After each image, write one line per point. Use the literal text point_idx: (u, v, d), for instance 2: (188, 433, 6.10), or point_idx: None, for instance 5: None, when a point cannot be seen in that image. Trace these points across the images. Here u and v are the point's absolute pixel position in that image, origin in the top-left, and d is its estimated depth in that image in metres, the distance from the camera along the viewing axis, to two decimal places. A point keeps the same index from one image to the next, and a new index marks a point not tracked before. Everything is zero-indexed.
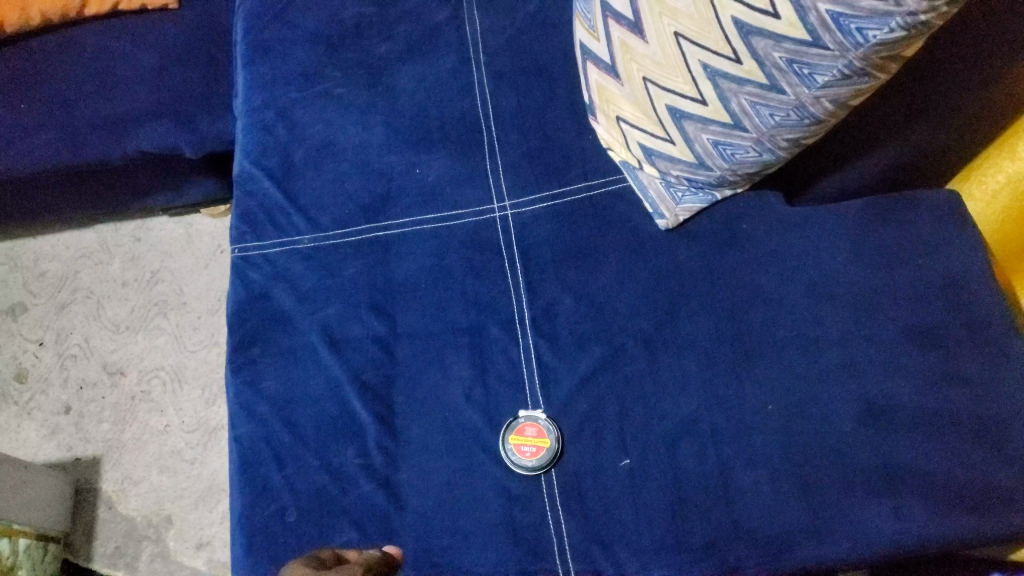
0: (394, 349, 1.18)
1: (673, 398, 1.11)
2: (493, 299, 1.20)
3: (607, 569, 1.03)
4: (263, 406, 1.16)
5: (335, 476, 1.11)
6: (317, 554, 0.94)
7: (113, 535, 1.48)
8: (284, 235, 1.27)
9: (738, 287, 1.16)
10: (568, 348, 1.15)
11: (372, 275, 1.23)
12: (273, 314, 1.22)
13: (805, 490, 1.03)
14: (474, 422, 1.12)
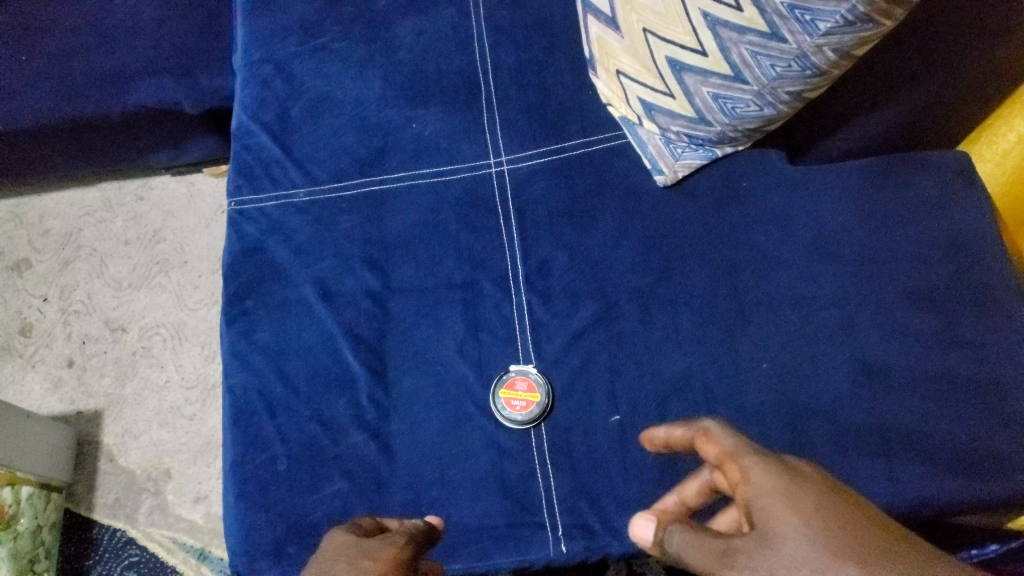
0: (386, 302, 1.18)
1: (665, 355, 1.10)
2: (487, 254, 1.19)
3: (594, 522, 1.03)
4: (256, 356, 1.17)
5: (326, 428, 1.11)
6: (359, 521, 0.96)
7: (114, 486, 1.50)
8: (281, 189, 1.27)
9: (735, 246, 1.14)
10: (561, 304, 1.15)
11: (367, 229, 1.22)
12: (268, 266, 1.22)
13: (795, 449, 1.03)
14: (465, 376, 1.12)
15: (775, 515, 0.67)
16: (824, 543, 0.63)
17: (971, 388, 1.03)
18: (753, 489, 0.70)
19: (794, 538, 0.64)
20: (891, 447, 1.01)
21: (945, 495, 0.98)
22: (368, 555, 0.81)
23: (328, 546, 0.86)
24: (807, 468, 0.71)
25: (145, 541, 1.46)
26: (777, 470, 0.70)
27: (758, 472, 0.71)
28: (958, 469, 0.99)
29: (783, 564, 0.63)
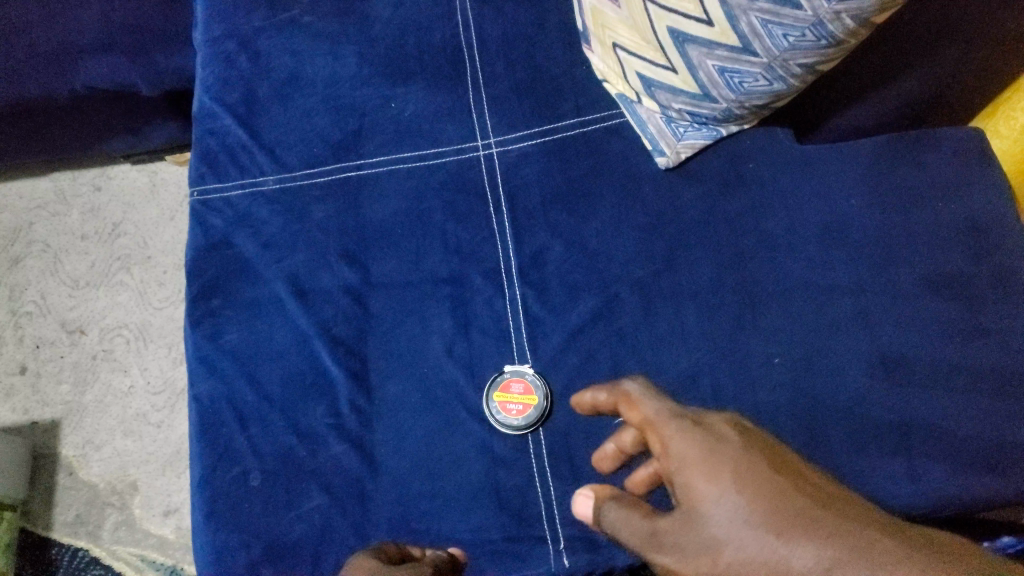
0: (367, 300, 1.08)
1: (671, 350, 1.02)
2: (476, 245, 1.10)
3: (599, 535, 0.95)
4: (225, 361, 1.07)
5: (304, 438, 1.02)
6: (382, 547, 0.89)
7: (75, 502, 1.40)
8: (249, 176, 1.17)
9: (742, 231, 1.06)
10: (558, 297, 1.06)
11: (344, 220, 1.12)
12: (237, 262, 1.12)
13: (813, 449, 0.95)
14: (456, 378, 1.03)
15: (698, 485, 0.73)
16: (744, 507, 0.70)
17: (998, 379, 0.96)
18: (677, 461, 0.77)
19: (720, 506, 0.71)
20: (913, 444, 0.94)
21: (972, 494, 0.91)
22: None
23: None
24: (722, 430, 0.77)
25: (110, 561, 1.35)
26: (695, 439, 0.77)
27: (678, 443, 0.78)
28: (985, 466, 0.92)
29: (709, 534, 0.70)
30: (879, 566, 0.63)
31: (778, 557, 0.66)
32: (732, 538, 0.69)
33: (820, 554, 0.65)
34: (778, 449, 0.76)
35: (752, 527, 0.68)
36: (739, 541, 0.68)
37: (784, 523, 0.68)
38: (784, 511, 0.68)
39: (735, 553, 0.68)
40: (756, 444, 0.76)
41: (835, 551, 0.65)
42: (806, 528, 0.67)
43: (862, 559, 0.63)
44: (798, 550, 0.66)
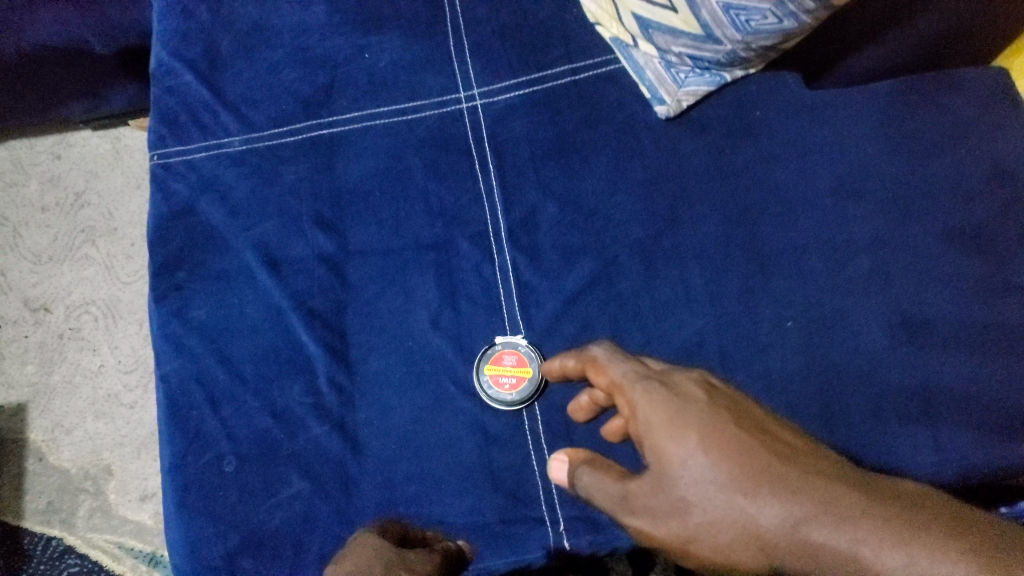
0: (344, 269, 1.00)
1: (675, 316, 0.94)
2: (462, 207, 1.01)
3: (601, 516, 0.89)
4: (192, 338, 0.99)
5: (280, 419, 0.94)
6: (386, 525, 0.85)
7: (46, 488, 1.32)
8: (214, 138, 1.08)
9: (749, 186, 0.98)
10: (551, 262, 0.98)
11: (317, 183, 1.03)
12: (203, 231, 1.04)
13: (831, 418, 0.88)
14: (443, 351, 0.96)
15: (662, 447, 0.66)
16: (714, 469, 0.63)
17: None
18: (641, 422, 0.69)
19: (687, 468, 0.64)
20: (937, 410, 0.87)
21: (1001, 463, 0.84)
22: (398, 558, 0.70)
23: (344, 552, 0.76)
24: (689, 389, 0.69)
25: (85, 549, 1.29)
26: (660, 399, 0.69)
27: (642, 403, 0.70)
28: (1015, 433, 0.85)
29: (678, 496, 0.64)
30: (846, 523, 0.60)
31: (747, 518, 0.62)
32: (702, 504, 0.63)
33: (787, 512, 0.61)
34: (744, 404, 0.69)
35: (722, 488, 0.63)
36: (708, 504, 0.63)
37: (755, 483, 0.62)
38: (754, 468, 0.63)
39: (704, 516, 0.63)
40: (722, 403, 0.69)
41: (804, 509, 0.61)
42: (776, 487, 0.62)
43: (830, 515, 0.61)
44: (767, 509, 0.62)
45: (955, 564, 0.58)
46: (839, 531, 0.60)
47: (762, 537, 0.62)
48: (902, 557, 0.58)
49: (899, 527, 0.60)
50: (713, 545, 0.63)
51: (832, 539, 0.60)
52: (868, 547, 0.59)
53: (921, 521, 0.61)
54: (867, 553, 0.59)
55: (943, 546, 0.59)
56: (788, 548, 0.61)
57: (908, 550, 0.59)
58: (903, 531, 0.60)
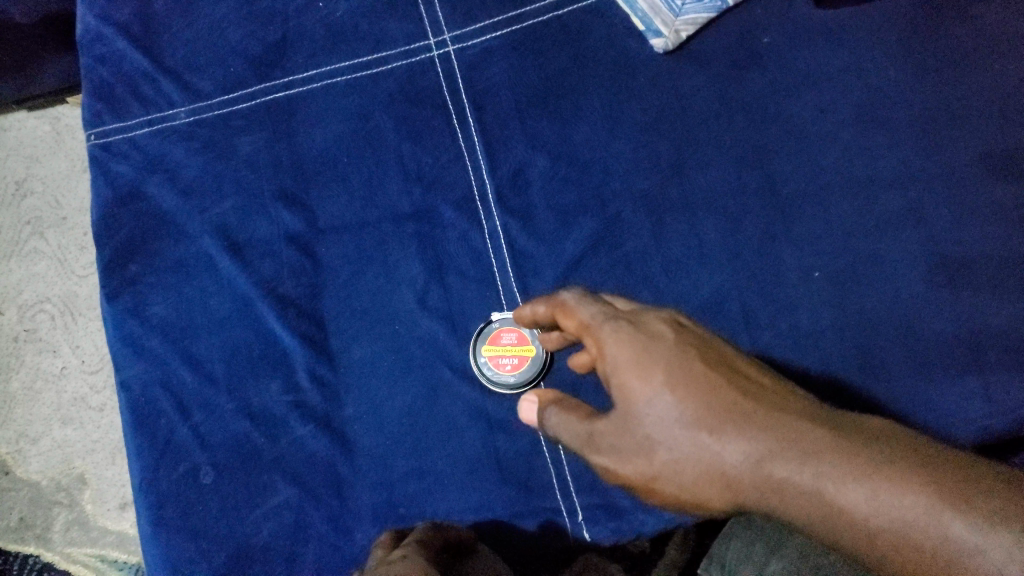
0: (316, 248, 0.89)
1: (689, 275, 0.85)
2: (442, 169, 0.90)
3: (622, 499, 0.81)
4: (152, 338, 0.88)
5: (259, 422, 0.85)
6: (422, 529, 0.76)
7: (17, 504, 1.23)
8: (156, 111, 0.95)
9: (761, 122, 0.88)
10: (547, 223, 0.88)
11: (277, 153, 0.92)
12: (153, 217, 0.92)
13: (869, 376, 0.80)
14: (434, 332, 0.86)
15: (627, 384, 0.60)
16: (680, 406, 0.58)
17: None
18: (607, 359, 0.62)
19: (652, 407, 0.59)
20: (984, 358, 0.79)
21: None
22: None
23: (378, 572, 0.65)
24: (657, 326, 0.62)
25: (66, 565, 1.20)
26: (626, 334, 0.61)
27: (607, 340, 0.62)
28: None
29: (642, 435, 0.59)
30: (812, 458, 0.55)
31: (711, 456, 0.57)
32: (666, 442, 0.58)
33: (751, 449, 0.56)
34: (714, 339, 0.62)
35: (687, 426, 0.58)
36: (672, 443, 0.58)
37: (721, 419, 0.58)
38: (722, 403, 0.58)
39: (670, 454, 0.58)
40: (692, 339, 0.62)
41: (770, 444, 0.56)
42: (741, 423, 0.57)
43: (796, 450, 0.55)
44: (733, 445, 0.57)
45: (919, 498, 0.52)
46: (806, 466, 0.55)
47: (726, 472, 0.57)
48: (864, 492, 0.53)
49: (864, 459, 0.54)
50: (678, 483, 0.59)
51: (796, 474, 0.55)
52: (831, 482, 0.54)
53: (890, 452, 0.55)
54: (829, 488, 0.54)
55: (908, 479, 0.53)
56: (751, 484, 0.57)
57: (872, 484, 0.53)
58: (870, 463, 0.54)
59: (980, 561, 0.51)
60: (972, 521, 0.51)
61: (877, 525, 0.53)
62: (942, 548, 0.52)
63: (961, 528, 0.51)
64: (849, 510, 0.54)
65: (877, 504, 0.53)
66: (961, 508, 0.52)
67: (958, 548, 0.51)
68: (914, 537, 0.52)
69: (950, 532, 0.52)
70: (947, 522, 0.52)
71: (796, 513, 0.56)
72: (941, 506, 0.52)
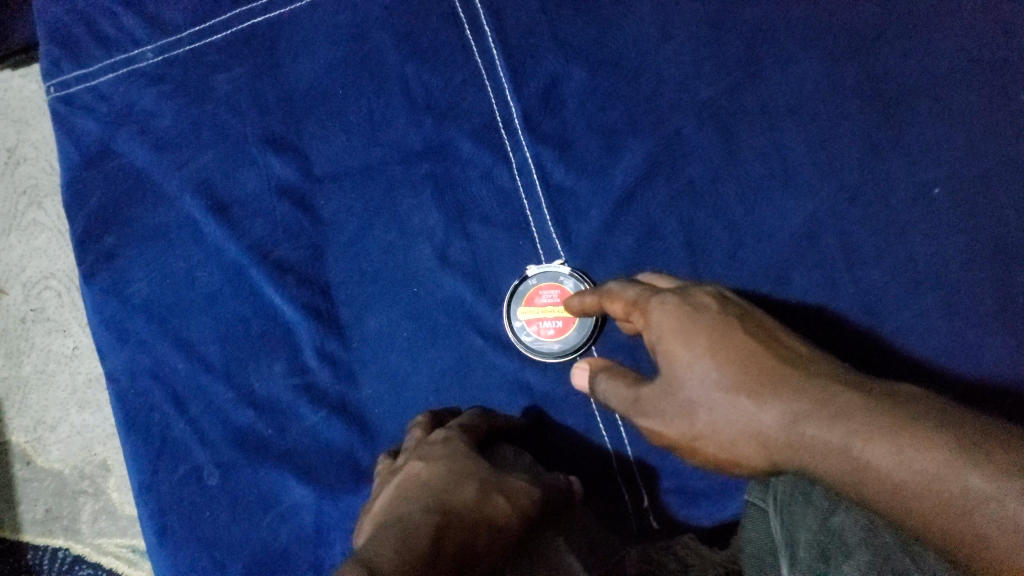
0: (315, 202, 0.75)
1: (772, 205, 0.69)
2: (457, 94, 0.74)
3: (696, 478, 0.69)
4: (137, 321, 0.75)
5: (265, 411, 0.72)
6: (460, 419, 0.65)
7: (41, 495, 1.15)
8: (120, 51, 0.79)
9: (852, 6, 0.71)
10: (588, 151, 0.72)
11: (261, 90, 0.77)
12: (125, 177, 0.77)
13: (1016, 315, 0.65)
14: (461, 294, 0.72)
15: (667, 349, 0.53)
16: (719, 367, 0.51)
17: None
18: (650, 327, 0.55)
19: (694, 372, 0.52)
20: None
21: None
22: (493, 484, 0.55)
23: (417, 457, 0.59)
24: (701, 296, 0.56)
25: (97, 557, 1.12)
26: (672, 302, 0.55)
27: (653, 309, 0.55)
28: None
29: (683, 399, 0.53)
30: (842, 416, 0.48)
31: (745, 418, 0.51)
32: (701, 406, 0.52)
33: (784, 410, 0.49)
34: (758, 312, 0.56)
35: (726, 390, 0.51)
36: (705, 404, 0.52)
37: (760, 380, 0.51)
38: (758, 365, 0.51)
39: (707, 418, 0.52)
40: (738, 311, 0.55)
41: (802, 404, 0.49)
42: (777, 384, 0.50)
43: (829, 408, 0.48)
44: (768, 407, 0.50)
45: (940, 450, 0.45)
46: (835, 424, 0.48)
47: (761, 435, 0.50)
48: (886, 446, 0.46)
49: (891, 416, 0.47)
50: (719, 446, 0.52)
51: (824, 433, 0.48)
52: (857, 439, 0.47)
53: (920, 412, 0.47)
54: (857, 445, 0.47)
55: (933, 434, 0.46)
56: (786, 446, 0.50)
57: (901, 440, 0.46)
58: (899, 420, 0.47)
59: (1000, 515, 0.43)
60: (995, 473, 0.44)
61: (899, 483, 0.45)
62: (960, 503, 0.44)
63: (983, 482, 0.44)
64: (877, 468, 0.46)
65: (900, 459, 0.45)
66: (983, 461, 0.44)
67: (975, 501, 0.44)
68: (942, 495, 0.44)
69: (968, 486, 0.44)
70: (967, 475, 0.44)
71: (827, 475, 0.48)
72: (962, 458, 0.44)
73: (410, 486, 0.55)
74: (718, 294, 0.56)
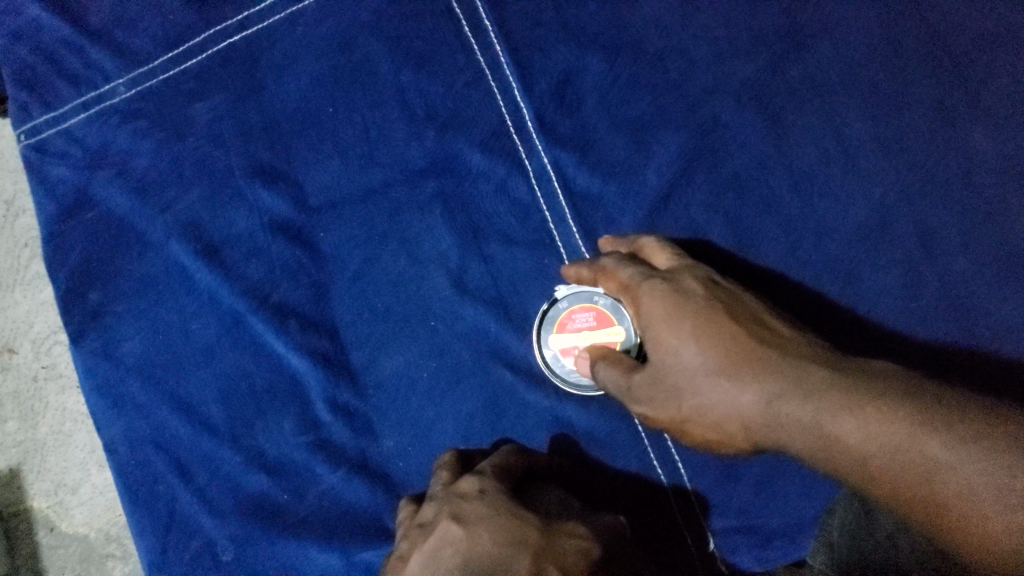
0: (313, 235, 0.67)
1: (835, 191, 0.60)
2: (460, 99, 0.66)
3: (765, 512, 0.62)
4: (132, 384, 0.68)
5: (278, 473, 0.65)
6: (500, 453, 0.58)
7: (68, 562, 1.00)
8: (89, 88, 0.71)
9: None
10: (613, 150, 0.63)
11: (245, 116, 0.69)
12: (106, 226, 0.70)
13: None
14: (483, 324, 0.63)
15: (655, 334, 0.51)
16: (704, 351, 0.49)
17: None
18: (640, 314, 0.52)
19: (679, 356, 0.50)
20: None
21: None
22: (549, 554, 0.47)
23: (454, 517, 0.50)
24: (689, 279, 0.53)
25: None
26: (660, 288, 0.52)
27: (643, 298, 0.52)
28: None
29: (670, 384, 0.50)
30: (818, 393, 0.45)
31: (728, 400, 0.48)
32: (691, 391, 0.49)
33: (766, 391, 0.47)
34: (747, 297, 0.53)
35: (711, 374, 0.48)
36: (693, 387, 0.49)
37: (742, 361, 0.48)
38: (741, 346, 0.49)
39: (695, 402, 0.49)
40: (727, 295, 0.52)
41: (780, 383, 0.47)
42: (760, 366, 0.48)
43: (805, 386, 0.46)
44: (748, 387, 0.47)
45: (903, 420, 0.43)
46: (811, 403, 0.45)
47: (746, 417, 0.48)
48: (852, 420, 0.44)
49: (863, 391, 0.45)
50: (706, 428, 0.50)
51: (799, 411, 0.46)
52: (829, 415, 0.45)
53: (890, 388, 0.45)
54: (830, 419, 0.45)
55: (900, 408, 0.44)
56: (763, 426, 0.47)
57: (870, 413, 0.44)
58: (868, 392, 0.45)
59: (957, 481, 0.42)
60: (954, 442, 0.42)
61: (865, 456, 0.44)
62: (918, 473, 0.42)
63: (943, 450, 0.42)
64: (845, 441, 0.44)
65: (868, 433, 0.44)
66: (943, 430, 0.43)
67: (936, 469, 0.42)
68: (906, 465, 0.43)
69: (929, 455, 0.42)
70: (928, 445, 0.42)
71: (801, 452, 0.46)
72: (921, 427, 0.43)
73: (449, 560, 0.47)
74: (707, 278, 0.53)
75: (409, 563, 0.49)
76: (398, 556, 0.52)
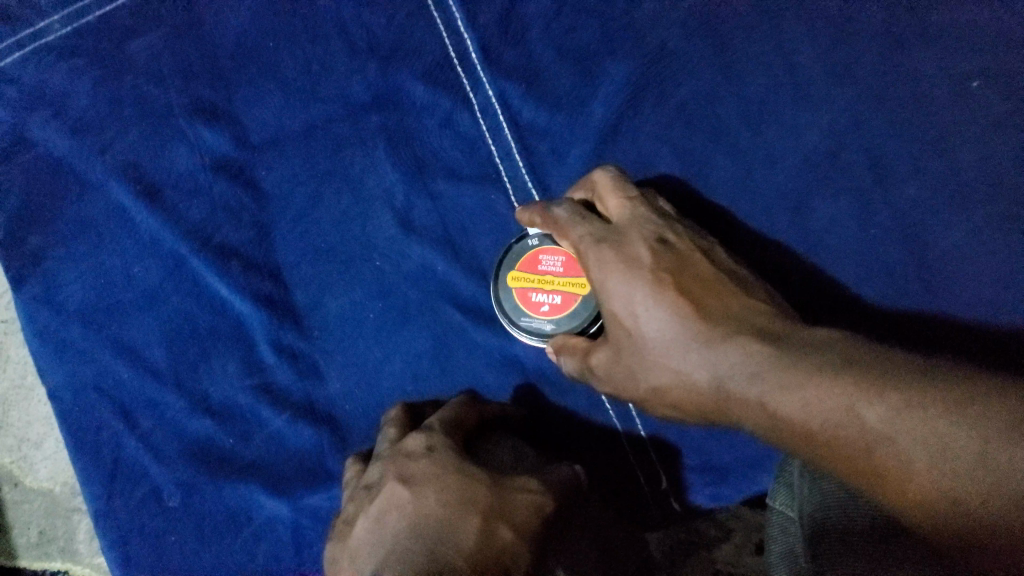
0: (255, 174, 0.65)
1: (784, 118, 0.59)
2: (403, 31, 0.64)
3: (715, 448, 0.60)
4: (74, 330, 0.66)
5: (224, 417, 0.64)
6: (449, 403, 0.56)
7: (32, 517, 0.87)
8: (24, 25, 0.68)
9: None
10: (559, 82, 0.61)
11: (183, 53, 0.67)
12: (43, 169, 0.68)
13: None
14: (429, 263, 0.62)
15: (607, 310, 0.47)
16: (649, 322, 0.45)
17: None
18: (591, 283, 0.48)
19: (632, 331, 0.45)
20: None
21: None
22: (497, 511, 0.46)
23: (398, 477, 0.49)
24: (637, 243, 0.48)
25: None
26: (605, 257, 0.47)
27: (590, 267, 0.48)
28: None
29: (625, 362, 0.47)
30: (758, 366, 0.41)
31: (678, 378, 0.44)
32: (643, 368, 0.45)
33: (714, 369, 0.42)
34: (695, 256, 0.48)
35: (660, 350, 0.44)
36: (645, 367, 0.45)
37: (691, 334, 0.43)
38: (689, 318, 0.44)
39: (650, 382, 0.46)
40: (676, 259, 0.47)
41: (723, 360, 0.42)
42: (708, 341, 0.43)
43: (748, 360, 0.41)
44: (693, 362, 0.43)
45: (843, 391, 0.38)
46: (752, 378, 0.40)
47: (698, 396, 0.44)
48: (793, 397, 0.39)
49: (803, 359, 0.39)
50: (665, 407, 0.47)
51: (743, 389, 0.41)
52: (770, 393, 0.40)
53: (833, 354, 0.39)
54: (772, 399, 0.40)
55: (839, 373, 0.38)
56: (713, 404, 0.43)
57: (809, 388, 0.38)
58: (811, 363, 0.39)
59: (901, 457, 0.36)
60: (895, 408, 0.37)
61: (811, 435, 0.39)
62: (862, 449, 0.37)
63: (881, 418, 0.37)
64: (790, 422, 0.39)
65: (809, 410, 0.38)
66: (885, 392, 0.37)
67: (878, 444, 0.37)
68: (850, 441, 0.37)
69: (867, 425, 0.37)
70: (866, 413, 0.37)
71: (753, 431, 0.42)
72: (862, 392, 0.37)
73: (394, 526, 0.46)
74: (653, 236, 0.48)
75: (353, 529, 0.48)
76: (343, 520, 0.50)
